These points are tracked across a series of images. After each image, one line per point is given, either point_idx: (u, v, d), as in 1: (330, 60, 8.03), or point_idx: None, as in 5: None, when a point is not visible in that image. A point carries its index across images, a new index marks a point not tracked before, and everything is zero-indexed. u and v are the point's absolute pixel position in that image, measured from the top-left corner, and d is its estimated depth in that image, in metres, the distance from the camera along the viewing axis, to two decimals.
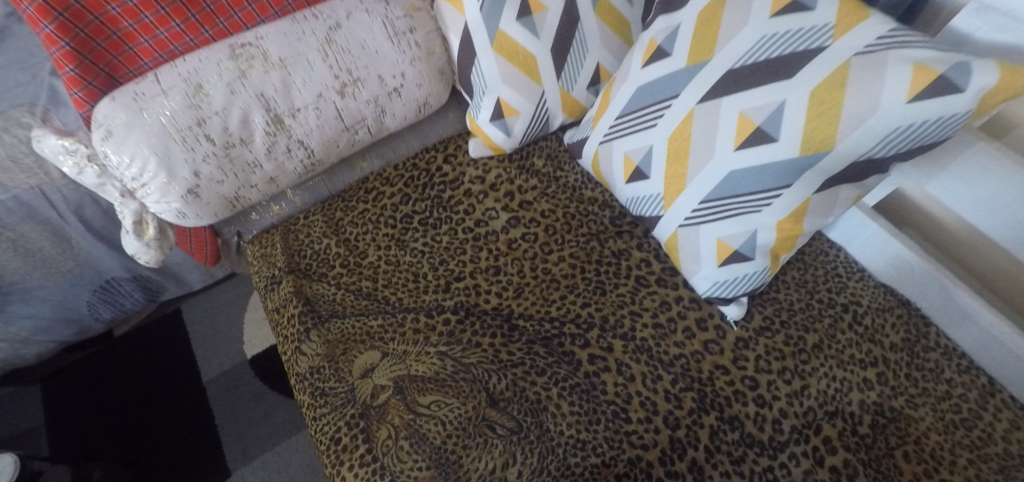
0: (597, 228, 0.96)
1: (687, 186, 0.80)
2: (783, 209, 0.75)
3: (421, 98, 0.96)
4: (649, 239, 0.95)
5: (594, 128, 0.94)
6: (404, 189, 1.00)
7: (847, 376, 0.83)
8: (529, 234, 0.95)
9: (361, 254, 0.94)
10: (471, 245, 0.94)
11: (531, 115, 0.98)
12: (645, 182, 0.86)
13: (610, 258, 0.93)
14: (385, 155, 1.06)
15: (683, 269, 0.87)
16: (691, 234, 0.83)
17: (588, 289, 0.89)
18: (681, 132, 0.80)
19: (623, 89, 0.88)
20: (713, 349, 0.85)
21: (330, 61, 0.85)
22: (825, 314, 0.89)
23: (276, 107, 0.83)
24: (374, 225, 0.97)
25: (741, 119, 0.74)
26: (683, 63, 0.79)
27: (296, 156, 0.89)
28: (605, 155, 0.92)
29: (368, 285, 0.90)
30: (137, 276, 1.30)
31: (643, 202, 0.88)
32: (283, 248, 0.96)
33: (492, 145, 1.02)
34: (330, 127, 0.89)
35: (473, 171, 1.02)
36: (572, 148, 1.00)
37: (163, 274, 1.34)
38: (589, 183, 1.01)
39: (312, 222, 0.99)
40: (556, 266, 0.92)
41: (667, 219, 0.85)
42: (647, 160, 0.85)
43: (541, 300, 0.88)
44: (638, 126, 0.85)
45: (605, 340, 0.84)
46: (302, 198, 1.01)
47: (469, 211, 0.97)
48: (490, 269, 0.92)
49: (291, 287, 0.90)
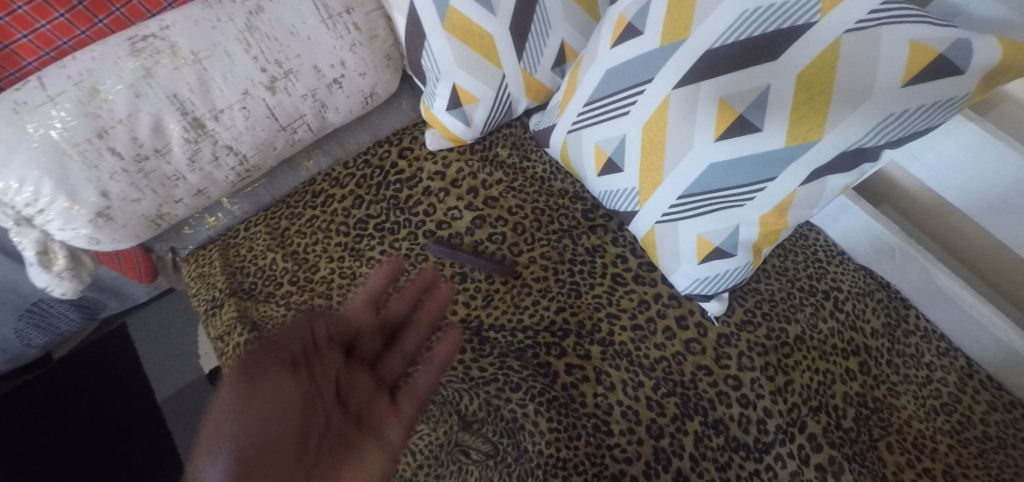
0: (568, 224, 0.90)
1: (664, 181, 0.72)
2: (769, 202, 0.68)
3: (367, 88, 0.85)
4: (624, 232, 0.89)
5: (561, 115, 0.85)
6: (356, 190, 0.91)
7: (830, 368, 0.81)
8: (494, 234, 0.87)
9: (312, 268, 0.85)
10: (434, 250, 0.86)
11: (492, 102, 0.89)
12: (619, 175, 0.78)
13: (583, 255, 0.87)
14: (333, 153, 0.96)
15: (661, 266, 0.81)
16: (670, 231, 0.76)
17: (562, 292, 0.83)
18: (656, 122, 0.71)
19: (590, 72, 0.78)
20: (695, 349, 0.81)
21: (254, 52, 0.73)
22: (806, 302, 0.86)
23: (193, 110, 0.71)
24: (324, 234, 0.88)
25: (722, 107, 0.65)
26: (656, 43, 0.69)
27: (225, 163, 0.78)
28: (575, 145, 0.84)
29: (322, 304, 0.82)
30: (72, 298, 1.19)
31: (617, 196, 0.81)
32: (222, 267, 0.86)
33: (451, 136, 0.93)
34: (263, 128, 0.78)
35: (431, 165, 0.93)
36: (538, 136, 0.92)
37: (99, 291, 1.23)
38: (557, 174, 0.95)
39: (255, 234, 0.89)
40: (526, 269, 0.85)
41: (643, 215, 0.78)
42: (620, 151, 0.76)
43: (512, 307, 0.82)
44: (609, 114, 0.76)
45: (583, 347, 0.79)
46: (242, 206, 0.91)
47: (429, 212, 0.89)
48: (456, 275, 0.84)
49: (235, 311, 0.82)
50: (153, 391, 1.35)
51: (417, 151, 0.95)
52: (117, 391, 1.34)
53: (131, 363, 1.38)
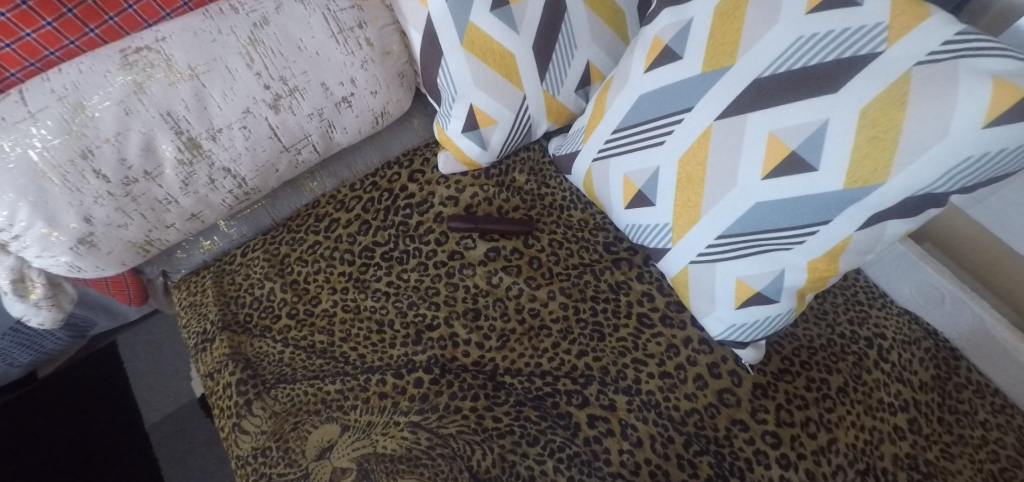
0: (589, 258, 0.83)
1: (701, 219, 0.66)
2: (819, 248, 0.61)
3: (377, 107, 0.79)
4: (649, 268, 0.83)
5: (586, 142, 0.79)
6: (362, 214, 0.85)
7: (878, 425, 0.74)
8: (510, 267, 0.81)
9: (313, 300, 0.79)
10: (445, 283, 0.80)
11: (511, 125, 0.83)
12: (649, 210, 0.72)
13: (606, 293, 0.80)
14: (340, 174, 0.90)
15: (693, 308, 0.74)
16: (705, 273, 0.69)
17: (583, 334, 0.76)
18: (694, 155, 0.64)
19: (620, 97, 0.72)
20: (729, 401, 0.74)
21: (257, 68, 0.67)
22: (848, 351, 0.79)
23: (188, 129, 0.65)
24: (327, 262, 0.81)
25: (771, 142, 0.58)
26: (696, 69, 0.63)
27: (223, 187, 0.72)
28: (600, 174, 0.77)
29: (323, 342, 0.75)
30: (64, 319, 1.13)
31: (645, 232, 0.74)
32: (215, 297, 0.79)
33: (466, 160, 0.87)
34: (264, 149, 0.72)
35: (443, 190, 0.87)
36: (559, 161, 0.86)
37: (90, 310, 1.16)
38: (577, 202, 0.88)
39: (253, 261, 0.83)
40: (545, 307, 0.78)
41: (676, 254, 0.71)
42: (651, 184, 0.70)
43: (531, 349, 0.75)
44: (640, 143, 0.70)
45: (606, 396, 0.72)
46: (240, 229, 0.85)
47: (440, 241, 0.83)
48: (468, 312, 0.77)
49: (227, 347, 0.75)
50: (142, 415, 1.28)
51: (429, 174, 0.88)
52: (103, 415, 1.27)
53: (119, 384, 1.31)
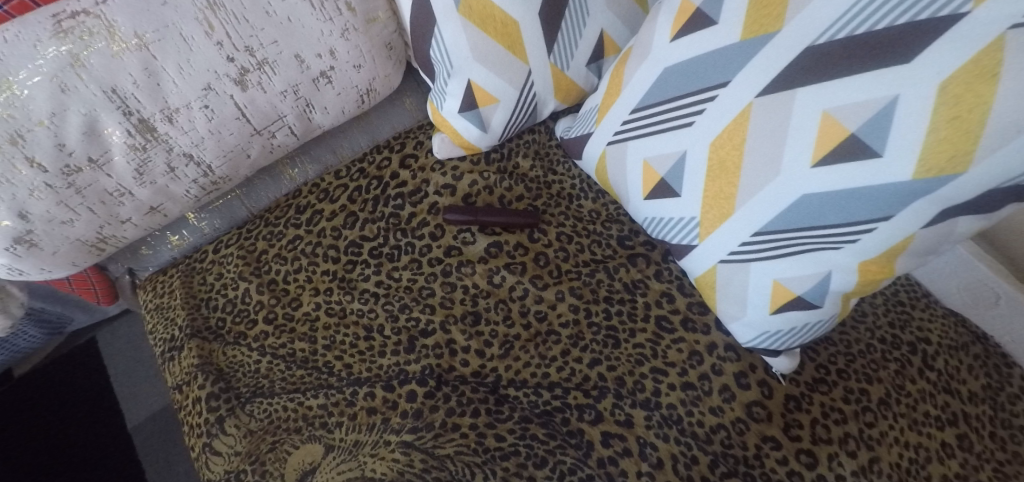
0: (602, 253, 0.75)
1: (735, 213, 0.57)
2: (875, 248, 0.52)
3: (361, 84, 0.70)
4: (668, 265, 0.74)
5: (599, 123, 0.69)
6: (348, 205, 0.76)
7: (924, 442, 0.66)
8: (514, 265, 0.72)
9: (293, 302, 0.70)
10: (441, 283, 0.71)
11: (514, 105, 0.73)
12: (673, 201, 0.63)
13: (621, 293, 0.72)
14: (323, 160, 0.81)
15: (719, 312, 0.66)
16: (737, 274, 0.61)
17: (596, 340, 0.68)
18: (729, 138, 0.55)
19: (641, 71, 0.63)
20: (759, 416, 0.66)
21: (217, 37, 0.56)
22: (890, 358, 0.71)
23: (138, 109, 0.56)
24: (309, 260, 0.73)
25: (825, 124, 0.49)
26: (734, 37, 0.53)
27: (185, 175, 0.64)
28: (616, 160, 0.68)
29: (303, 351, 0.67)
30: (38, 316, 1.05)
31: (667, 226, 0.65)
32: (183, 300, 0.71)
33: (464, 144, 0.77)
34: (231, 132, 0.63)
35: (438, 177, 0.78)
36: (568, 145, 0.77)
37: (65, 306, 1.09)
38: (588, 191, 0.79)
39: (226, 258, 0.74)
40: (552, 310, 0.70)
41: (703, 252, 0.62)
42: (676, 172, 0.61)
43: (538, 358, 0.67)
44: (664, 125, 0.61)
45: (622, 411, 0.64)
46: (212, 223, 0.76)
47: (436, 236, 0.74)
48: (467, 316, 0.69)
49: (198, 356, 0.67)
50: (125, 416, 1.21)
51: (423, 159, 0.80)
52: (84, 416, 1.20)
53: (100, 382, 1.23)
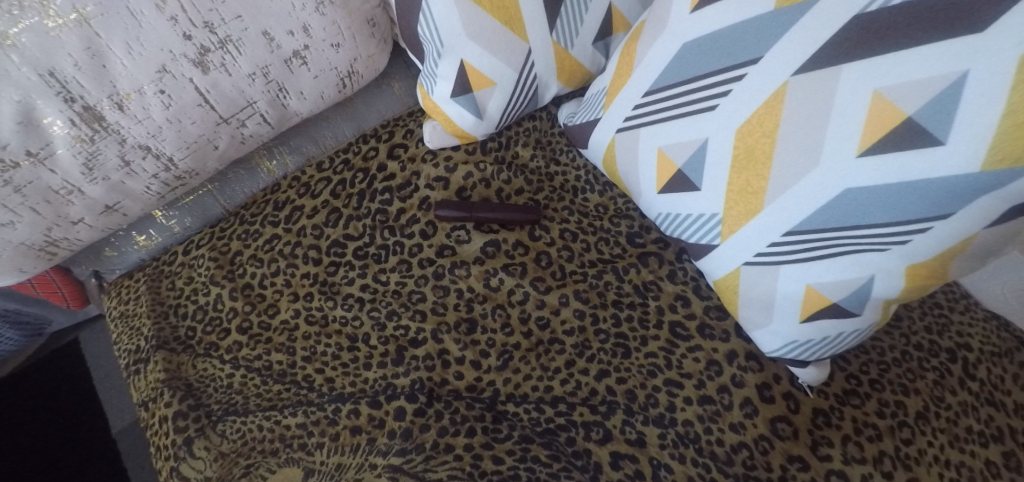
0: (610, 253, 0.68)
1: (764, 209, 0.50)
2: (928, 250, 0.45)
3: (342, 66, 0.62)
4: (683, 265, 0.68)
5: (608, 108, 0.62)
6: (331, 201, 0.70)
7: (967, 461, 0.60)
8: (513, 266, 0.65)
9: (270, 309, 0.64)
10: (432, 287, 0.64)
11: (512, 88, 0.66)
12: (691, 195, 0.56)
13: (630, 297, 0.65)
14: (304, 151, 0.74)
15: (741, 318, 0.60)
16: (764, 278, 0.54)
17: (604, 350, 0.62)
18: (760, 123, 0.48)
19: (656, 48, 0.55)
20: (785, 433, 0.59)
21: (171, 11, 0.48)
22: (927, 367, 0.64)
23: (82, 96, 0.49)
24: (287, 262, 0.66)
25: (876, 106, 0.41)
26: (766, 6, 0.46)
27: (143, 170, 0.57)
28: (626, 149, 0.61)
29: (281, 364, 0.61)
30: (13, 318, 0.98)
31: (684, 223, 0.58)
32: (149, 308, 0.65)
33: (458, 132, 0.70)
34: (194, 121, 0.56)
35: (430, 169, 0.71)
36: (573, 133, 0.70)
37: (43, 308, 1.02)
38: (594, 184, 0.72)
39: (197, 260, 0.68)
40: (555, 316, 0.63)
41: (725, 252, 0.55)
42: (696, 163, 0.54)
43: (539, 370, 0.60)
44: (682, 109, 0.53)
45: (632, 429, 0.58)
46: (182, 221, 0.70)
47: (427, 234, 0.67)
48: (461, 323, 0.62)
49: (164, 370, 0.61)
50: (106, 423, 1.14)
51: (413, 149, 0.73)
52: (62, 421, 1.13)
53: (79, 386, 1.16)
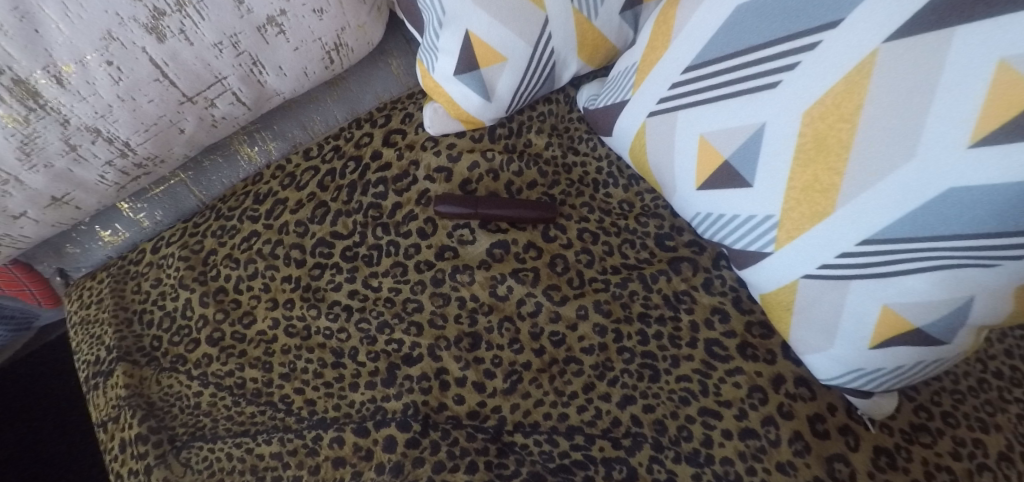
0: (635, 257, 0.59)
1: (836, 212, 0.40)
2: None
3: (327, 37, 0.54)
4: (720, 273, 0.58)
5: (638, 87, 0.53)
6: (318, 193, 0.61)
7: None
8: (524, 272, 0.57)
9: (245, 318, 0.56)
10: (430, 295, 0.56)
11: (525, 65, 0.57)
12: (740, 193, 0.46)
13: (659, 310, 0.56)
14: (291, 136, 0.66)
15: (793, 339, 0.50)
16: (828, 295, 0.45)
17: (628, 372, 0.53)
18: (835, 105, 0.38)
19: (701, 13, 0.46)
20: (842, 475, 0.50)
21: None
22: (1010, 399, 0.54)
23: (10, 66, 0.40)
24: (266, 263, 0.58)
25: (1000, 81, 0.31)
26: None
27: (93, 155, 0.49)
28: (660, 137, 0.52)
29: (255, 382, 0.53)
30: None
31: (727, 226, 0.49)
32: (111, 314, 0.57)
33: (462, 116, 0.62)
34: (150, 99, 0.48)
35: (430, 158, 0.62)
36: (595, 118, 0.61)
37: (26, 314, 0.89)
38: (618, 177, 0.63)
39: (166, 260, 0.60)
40: (572, 331, 0.54)
41: (779, 263, 0.46)
42: (747, 154, 0.44)
43: (553, 394, 0.52)
44: (733, 87, 0.44)
45: (661, 468, 0.49)
46: (152, 215, 0.62)
47: (425, 233, 0.59)
48: (463, 338, 0.54)
49: (125, 386, 0.53)
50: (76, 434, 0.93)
51: (412, 135, 0.64)
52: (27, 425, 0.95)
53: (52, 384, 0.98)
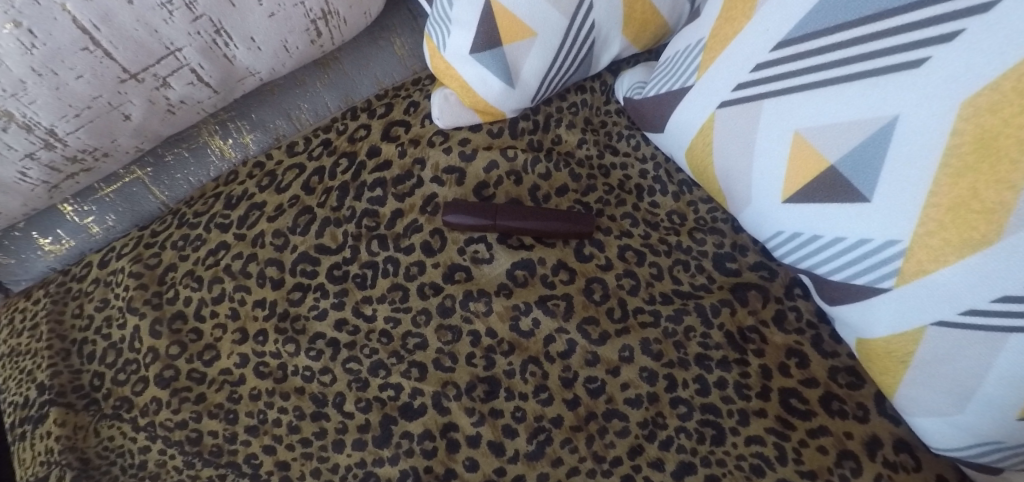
0: (689, 283, 0.48)
1: (1002, 242, 0.29)
2: None
3: (311, 1, 0.43)
4: (795, 304, 0.47)
5: (706, 71, 0.42)
6: (302, 197, 0.51)
7: None
8: (553, 301, 0.46)
9: (207, 353, 0.45)
10: (436, 328, 0.45)
11: (560, 42, 0.46)
12: (849, 209, 0.35)
13: (720, 351, 0.45)
14: (272, 127, 0.54)
15: (902, 397, 0.39)
16: (967, 349, 0.33)
17: (684, 432, 0.42)
18: (1016, 91, 0.27)
19: None
20: None
21: None
22: None
23: None
24: (237, 284, 0.47)
25: None
26: None
27: (6, 146, 0.39)
28: (738, 133, 0.40)
29: (215, 438, 0.42)
30: None
31: (824, 251, 0.38)
32: (45, 344, 0.47)
33: (478, 105, 0.51)
34: (79, 74, 0.37)
35: (438, 156, 0.51)
36: (640, 110, 0.50)
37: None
38: (667, 183, 0.52)
39: (115, 276, 0.49)
40: (613, 377, 0.43)
41: (900, 302, 0.35)
42: (866, 157, 0.33)
43: (590, 460, 0.41)
44: (850, 67, 0.33)
45: None
46: (103, 219, 0.51)
47: (432, 248, 0.48)
48: (476, 385, 0.43)
49: (56, 438, 0.43)
50: None
51: (417, 129, 0.53)
52: None
53: None
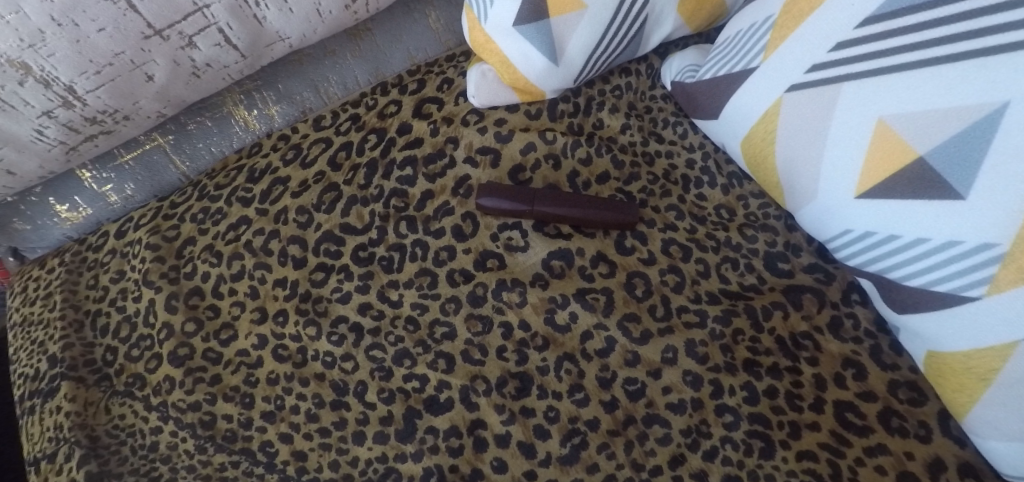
0: (738, 283, 0.44)
1: None
2: None
3: None
4: (852, 311, 0.42)
5: (775, 52, 0.38)
6: (328, 173, 0.48)
7: None
8: (592, 294, 0.43)
9: (223, 332, 0.43)
10: (466, 317, 0.42)
11: (613, 17, 0.43)
12: (936, 207, 0.31)
13: (771, 357, 0.41)
14: (298, 99, 0.52)
15: (979, 422, 0.34)
16: None
17: (730, 443, 0.39)
18: None
19: None
20: None
21: None
22: None
23: None
24: (257, 261, 0.45)
25: None
26: None
27: (23, 101, 0.37)
28: (809, 120, 0.37)
29: (229, 422, 0.40)
30: None
31: (901, 253, 0.34)
32: (59, 315, 0.45)
33: (518, 83, 0.47)
34: (100, 26, 0.34)
35: (473, 136, 0.48)
36: (693, 94, 0.46)
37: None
38: (716, 174, 0.48)
39: (132, 247, 0.47)
40: (654, 380, 0.40)
41: (990, 313, 0.31)
42: (964, 149, 0.29)
43: (628, 468, 0.38)
44: (951, 46, 0.29)
45: None
46: (122, 187, 0.49)
47: (463, 233, 0.45)
48: (507, 381, 0.40)
49: (66, 414, 0.41)
50: None
51: (450, 107, 0.50)
52: None
53: None
